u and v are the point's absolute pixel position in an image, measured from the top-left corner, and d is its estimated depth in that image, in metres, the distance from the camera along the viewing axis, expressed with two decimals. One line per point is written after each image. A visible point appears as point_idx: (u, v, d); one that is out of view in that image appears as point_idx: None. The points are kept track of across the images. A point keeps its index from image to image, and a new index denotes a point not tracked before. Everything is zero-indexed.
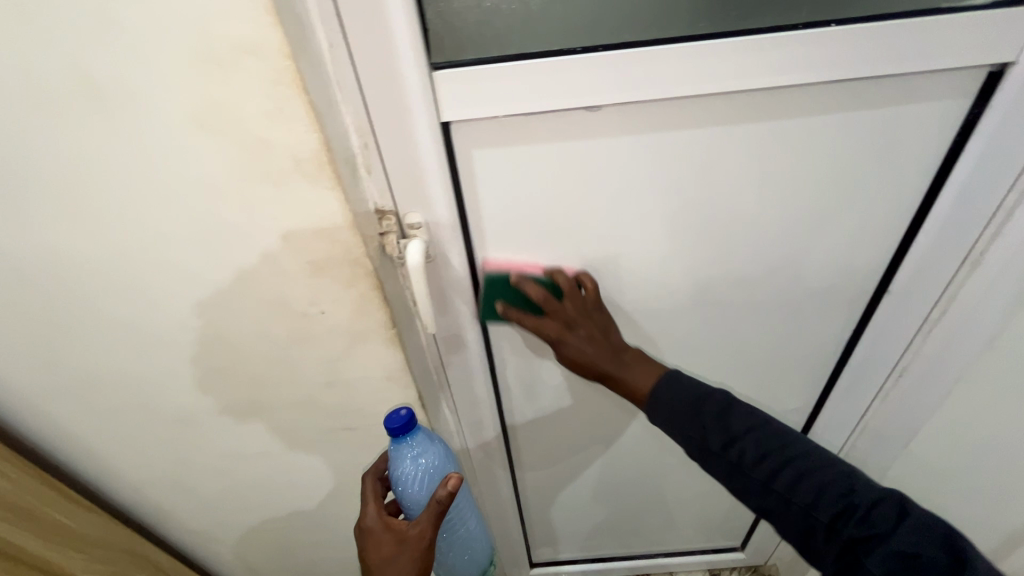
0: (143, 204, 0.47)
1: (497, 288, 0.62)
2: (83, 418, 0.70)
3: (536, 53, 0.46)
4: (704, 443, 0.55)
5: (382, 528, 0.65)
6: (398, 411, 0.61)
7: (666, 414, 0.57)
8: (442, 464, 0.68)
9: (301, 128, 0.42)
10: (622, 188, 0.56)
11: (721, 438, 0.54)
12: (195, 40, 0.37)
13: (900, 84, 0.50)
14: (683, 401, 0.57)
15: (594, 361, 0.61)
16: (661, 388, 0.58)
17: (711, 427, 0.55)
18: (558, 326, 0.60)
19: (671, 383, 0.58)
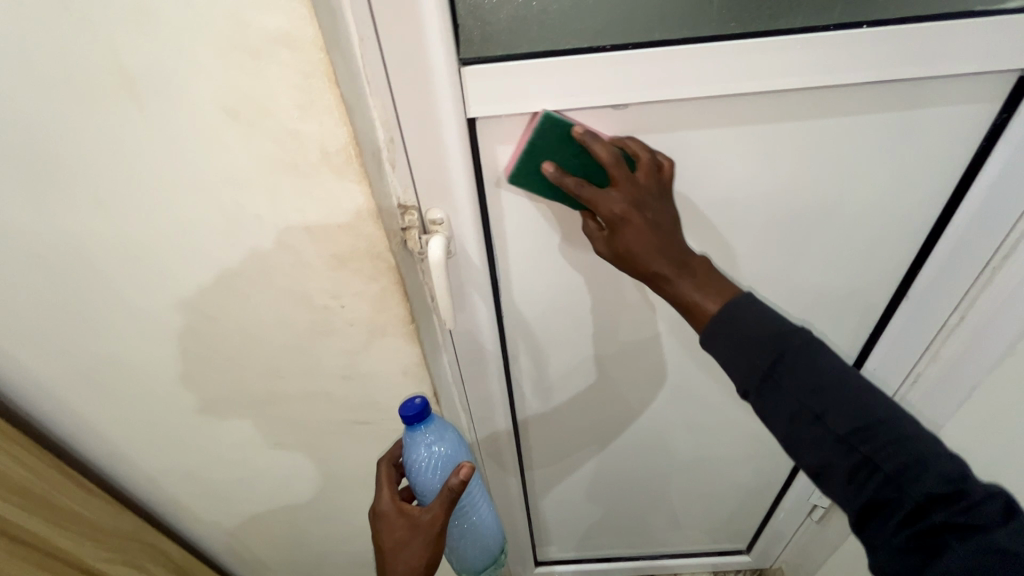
0: (170, 193, 0.47)
1: (550, 139, 0.49)
2: (101, 406, 0.70)
3: (564, 50, 0.46)
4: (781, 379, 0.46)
5: (395, 513, 0.65)
6: (414, 399, 0.61)
7: (732, 343, 0.47)
8: (456, 452, 0.68)
9: (330, 121, 0.42)
10: None
11: (809, 379, 0.45)
12: (231, 31, 0.37)
13: (927, 88, 0.50)
14: (757, 332, 0.47)
15: (653, 254, 0.49)
16: (729, 311, 0.48)
17: (794, 365, 0.46)
18: (626, 203, 0.48)
19: (742, 308, 0.48)
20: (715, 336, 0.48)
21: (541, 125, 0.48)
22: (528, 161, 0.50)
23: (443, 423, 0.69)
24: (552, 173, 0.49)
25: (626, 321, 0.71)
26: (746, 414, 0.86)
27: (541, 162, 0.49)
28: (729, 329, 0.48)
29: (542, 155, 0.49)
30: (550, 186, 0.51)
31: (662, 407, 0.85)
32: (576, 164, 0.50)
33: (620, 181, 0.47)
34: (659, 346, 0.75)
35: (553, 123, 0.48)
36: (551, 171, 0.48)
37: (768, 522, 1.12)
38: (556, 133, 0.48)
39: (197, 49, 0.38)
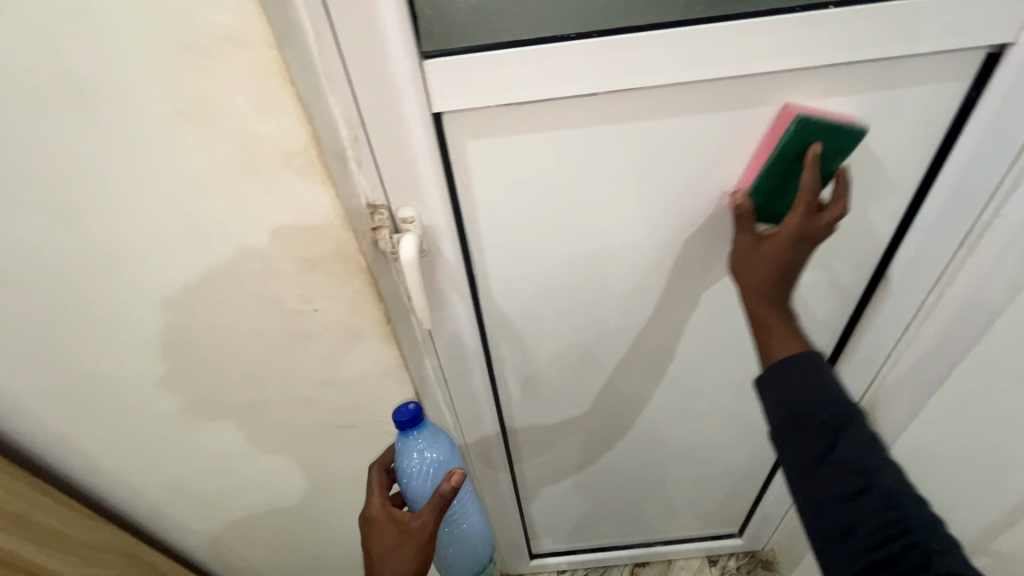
0: (127, 201, 0.45)
1: (842, 142, 0.50)
2: (75, 421, 0.68)
3: (528, 41, 0.45)
4: (835, 435, 0.49)
5: (384, 519, 0.64)
6: (407, 405, 0.61)
7: (795, 393, 0.52)
8: (447, 459, 0.68)
9: (288, 121, 0.40)
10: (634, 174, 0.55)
11: (863, 437, 0.48)
12: (177, 29, 0.36)
13: (898, 68, 0.50)
14: (820, 387, 0.51)
15: (766, 280, 0.56)
16: (805, 360, 0.53)
17: (851, 424, 0.49)
18: (811, 228, 0.52)
19: (817, 365, 0.52)
20: (778, 385, 0.53)
21: (854, 131, 0.49)
22: (811, 129, 0.50)
23: (435, 430, 0.69)
24: (813, 156, 0.50)
25: (608, 314, 0.70)
26: (732, 399, 0.86)
27: (814, 141, 0.50)
28: (799, 380, 0.52)
29: (820, 137, 0.50)
30: (785, 158, 0.52)
31: (649, 396, 0.85)
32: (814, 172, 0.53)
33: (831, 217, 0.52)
34: (642, 337, 0.74)
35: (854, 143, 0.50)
36: (813, 157, 0.50)
37: (759, 506, 1.13)
38: (849, 147, 0.50)
39: (142, 50, 0.37)
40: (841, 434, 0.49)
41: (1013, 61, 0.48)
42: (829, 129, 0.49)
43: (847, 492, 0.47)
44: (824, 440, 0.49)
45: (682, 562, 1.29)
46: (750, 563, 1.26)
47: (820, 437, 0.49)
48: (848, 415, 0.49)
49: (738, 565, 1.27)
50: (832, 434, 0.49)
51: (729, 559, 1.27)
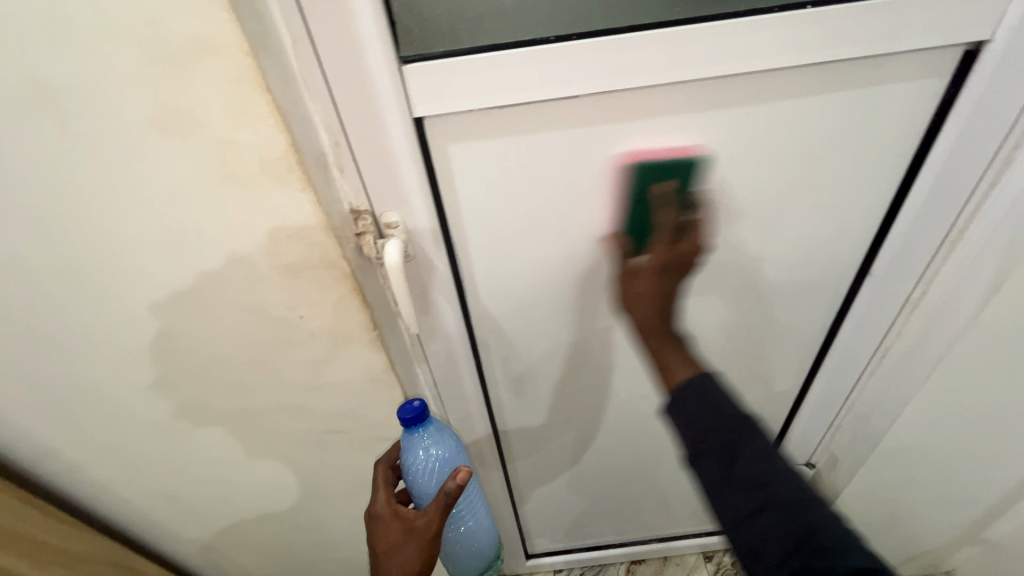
0: (105, 212, 0.45)
1: (682, 174, 0.53)
2: (61, 433, 0.68)
3: (507, 44, 0.45)
4: (731, 453, 0.48)
5: (390, 515, 0.64)
6: (411, 401, 0.61)
7: (690, 414, 0.50)
8: (453, 456, 0.68)
9: (266, 129, 0.40)
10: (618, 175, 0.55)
11: (758, 450, 0.47)
12: (149, 38, 0.35)
13: (876, 66, 0.50)
14: (716, 405, 0.50)
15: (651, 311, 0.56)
16: (694, 383, 0.51)
17: (745, 439, 0.48)
18: (682, 257, 0.55)
19: (706, 384, 0.51)
20: (676, 409, 0.51)
21: (689, 161, 0.52)
22: (654, 170, 0.52)
23: (441, 427, 0.69)
24: (663, 192, 0.53)
25: (595, 315, 0.70)
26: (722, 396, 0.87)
27: (659, 178, 0.53)
28: (693, 401, 0.50)
29: (665, 173, 0.53)
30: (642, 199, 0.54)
31: (639, 395, 0.85)
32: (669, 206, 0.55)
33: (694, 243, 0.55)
34: (630, 336, 0.75)
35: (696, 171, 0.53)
36: (663, 191, 0.52)
37: None
38: (690, 177, 0.53)
39: (115, 60, 0.36)
40: (737, 451, 0.47)
41: (990, 58, 0.48)
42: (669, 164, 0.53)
43: (750, 510, 0.46)
44: (722, 459, 0.48)
45: (678, 558, 1.29)
46: None
47: (718, 457, 0.48)
48: (747, 428, 0.48)
49: (733, 560, 1.27)
50: (730, 451, 0.48)
51: (725, 555, 1.28)
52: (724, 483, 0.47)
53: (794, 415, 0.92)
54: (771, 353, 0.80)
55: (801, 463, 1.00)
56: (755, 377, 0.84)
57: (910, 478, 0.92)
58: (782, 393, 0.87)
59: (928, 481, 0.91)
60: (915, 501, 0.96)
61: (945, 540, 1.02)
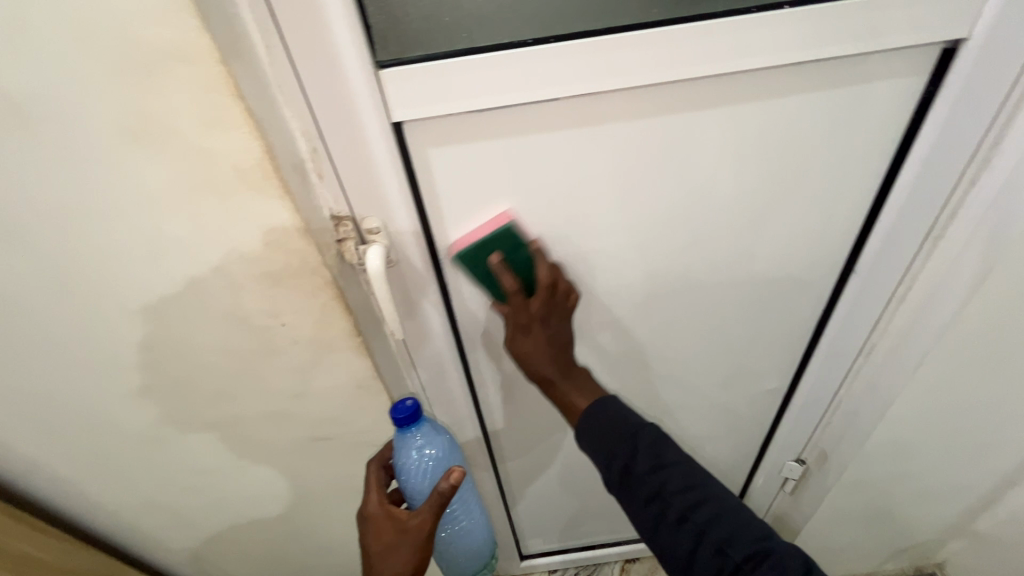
0: (78, 223, 0.44)
1: (502, 242, 0.56)
2: (42, 446, 0.67)
3: (485, 48, 0.44)
4: (627, 471, 0.56)
5: (382, 516, 0.63)
6: (404, 401, 0.60)
7: (593, 441, 0.59)
8: (445, 456, 0.68)
9: (240, 137, 0.40)
10: (600, 177, 0.55)
11: (648, 463, 0.55)
12: (118, 46, 0.35)
13: (856, 65, 0.50)
14: (617, 428, 0.58)
15: (544, 361, 0.62)
16: (594, 411, 0.60)
17: (637, 454, 0.56)
18: (537, 312, 0.58)
19: (605, 407, 0.60)
20: (583, 438, 0.60)
21: (501, 230, 0.55)
22: (474, 251, 0.55)
23: (433, 426, 0.69)
24: (497, 263, 0.56)
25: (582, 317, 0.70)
26: (711, 394, 0.87)
27: (489, 252, 0.56)
28: (593, 428, 0.59)
29: (490, 247, 0.56)
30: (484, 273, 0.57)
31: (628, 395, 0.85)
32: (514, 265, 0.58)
33: (543, 297, 0.58)
34: (618, 337, 0.75)
35: (512, 235, 0.56)
36: (496, 264, 0.55)
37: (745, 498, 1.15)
38: (516, 239, 0.57)
39: (83, 68, 0.36)
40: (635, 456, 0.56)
41: (968, 56, 0.48)
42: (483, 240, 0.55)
43: (653, 517, 0.54)
44: (621, 477, 0.56)
45: None
46: None
47: (619, 476, 0.56)
48: (643, 443, 0.56)
49: None
50: (626, 470, 0.56)
51: None
52: (629, 496, 0.56)
53: (783, 410, 0.92)
54: (760, 351, 0.80)
55: (792, 459, 1.00)
56: (743, 374, 0.84)
57: (899, 474, 0.93)
58: (771, 390, 0.88)
59: (916, 476, 0.92)
60: (905, 497, 0.96)
61: (933, 533, 1.03)
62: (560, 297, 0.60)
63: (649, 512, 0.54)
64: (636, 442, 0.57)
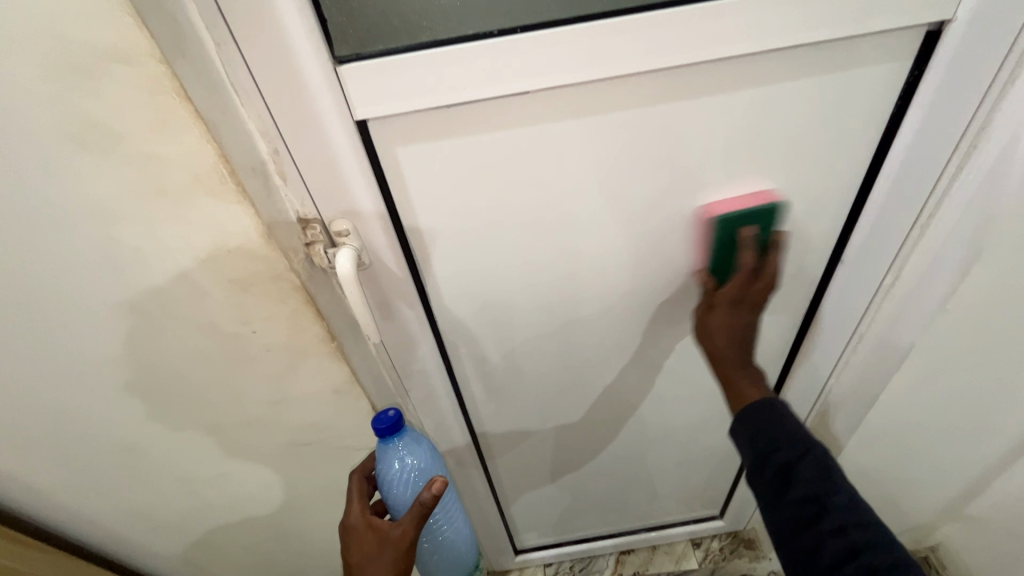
0: (30, 235, 0.42)
1: (764, 219, 0.58)
2: (18, 459, 0.65)
3: (449, 40, 0.43)
4: (788, 469, 0.53)
5: (364, 527, 0.63)
6: (386, 411, 0.60)
7: (753, 431, 0.57)
8: (429, 466, 0.67)
9: (191, 141, 0.38)
10: (583, 171, 0.54)
11: (814, 469, 0.52)
12: (53, 49, 0.33)
13: (841, 49, 0.48)
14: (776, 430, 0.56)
15: (727, 340, 0.62)
16: (765, 407, 0.58)
17: (804, 460, 0.53)
18: (755, 298, 0.61)
19: (774, 408, 0.58)
20: (740, 428, 0.59)
21: (772, 207, 0.57)
22: (734, 219, 0.58)
23: (417, 436, 0.69)
24: (748, 238, 0.59)
25: (566, 314, 0.69)
26: (702, 386, 0.86)
27: (744, 223, 0.59)
28: (755, 420, 0.58)
29: (746, 221, 0.58)
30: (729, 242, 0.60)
31: (618, 390, 0.84)
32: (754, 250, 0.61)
33: (766, 284, 0.60)
34: (606, 332, 0.74)
35: (774, 215, 0.58)
36: (748, 237, 0.58)
37: (738, 487, 1.15)
38: (771, 221, 0.59)
39: (16, 73, 0.34)
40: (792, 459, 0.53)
41: (952, 38, 0.47)
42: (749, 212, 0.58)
43: (798, 524, 0.51)
44: (777, 474, 0.54)
45: (667, 546, 1.30)
46: (732, 543, 1.28)
47: (775, 473, 0.54)
48: (796, 451, 0.53)
49: (721, 545, 1.28)
50: (787, 467, 0.53)
51: (713, 540, 1.29)
52: (778, 497, 0.53)
53: None
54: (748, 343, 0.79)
55: None
56: None
57: (890, 460, 0.92)
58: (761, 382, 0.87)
59: (908, 462, 0.91)
60: (897, 482, 0.96)
61: (926, 518, 1.03)
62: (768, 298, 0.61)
63: (801, 517, 0.51)
64: (803, 447, 0.54)
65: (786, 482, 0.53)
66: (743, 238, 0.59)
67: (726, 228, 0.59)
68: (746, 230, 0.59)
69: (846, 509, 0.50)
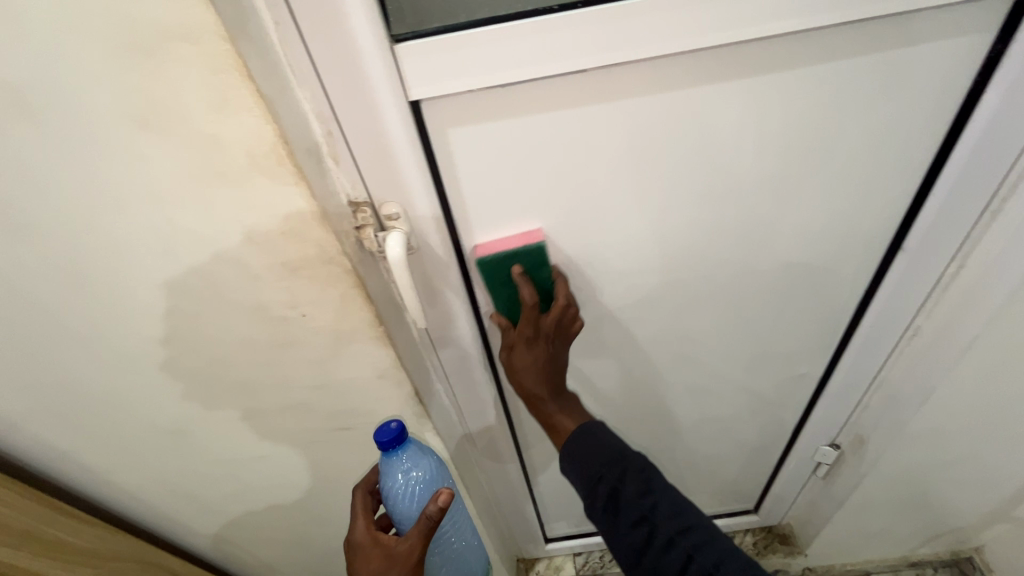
0: (93, 216, 0.43)
1: (531, 257, 0.57)
2: (74, 435, 0.68)
3: (507, 17, 0.42)
4: (616, 491, 0.60)
5: (370, 543, 0.64)
6: (387, 424, 0.61)
7: (578, 464, 0.63)
8: (433, 479, 0.69)
9: (250, 121, 0.37)
10: (634, 152, 0.52)
11: (637, 486, 0.60)
12: (117, 28, 0.33)
13: (910, 22, 0.46)
14: (604, 451, 0.63)
15: (534, 380, 0.64)
16: (583, 433, 0.65)
17: (627, 479, 0.61)
18: (549, 331, 0.62)
19: (592, 432, 0.65)
20: (570, 464, 0.65)
21: (534, 248, 0.56)
22: (504, 256, 0.56)
23: (421, 448, 0.71)
24: (519, 276, 0.57)
25: (606, 302, 0.68)
26: (741, 377, 0.85)
27: (513, 261, 0.57)
28: (579, 453, 0.64)
29: (513, 260, 0.57)
30: (501, 280, 0.59)
31: (654, 378, 0.83)
32: (538, 282, 0.60)
33: (558, 316, 0.61)
34: (646, 319, 0.72)
35: (542, 254, 0.57)
36: (517, 275, 0.57)
37: (775, 481, 1.13)
38: (545, 252, 0.58)
39: (85, 52, 0.34)
40: (620, 480, 0.61)
41: None
42: (511, 252, 0.57)
43: (640, 542, 0.58)
44: (609, 500, 0.60)
45: None
46: (767, 537, 1.26)
47: (606, 499, 0.60)
48: (636, 475, 0.61)
49: (755, 539, 1.26)
50: (614, 489, 0.60)
51: (746, 534, 1.27)
52: (615, 524, 0.60)
53: (819, 394, 0.89)
54: (790, 334, 0.77)
55: (825, 444, 0.98)
56: (776, 356, 0.81)
57: (937, 466, 0.88)
58: (803, 373, 0.85)
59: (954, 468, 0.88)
60: (942, 487, 0.92)
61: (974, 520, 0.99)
62: (572, 317, 0.63)
63: (637, 538, 0.58)
64: (621, 465, 0.62)
65: (616, 505, 0.60)
66: (519, 279, 0.57)
67: (493, 270, 0.57)
68: (518, 267, 0.57)
69: (673, 521, 0.58)
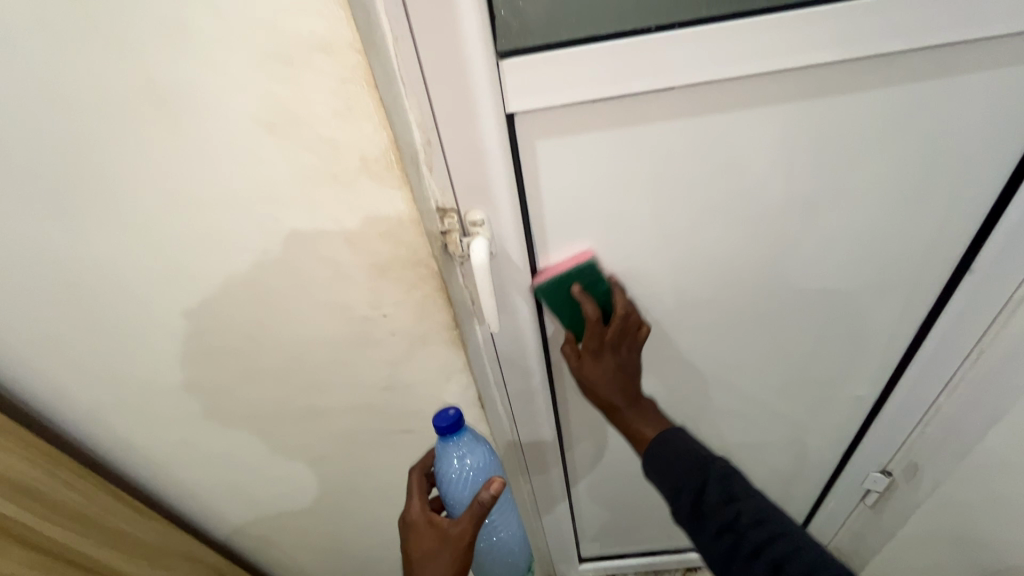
0: (206, 213, 0.46)
1: (588, 276, 0.60)
2: (145, 427, 0.70)
3: (605, 35, 0.45)
4: (700, 499, 0.60)
5: (424, 523, 0.64)
6: (446, 410, 0.61)
7: (661, 471, 0.64)
8: (486, 467, 0.68)
9: (369, 127, 0.40)
10: (708, 166, 0.54)
11: (720, 492, 0.60)
12: (263, 41, 0.36)
13: (988, 50, 0.47)
14: (687, 457, 0.64)
15: (607, 390, 0.66)
16: (661, 440, 0.66)
17: (710, 484, 0.61)
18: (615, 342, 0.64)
19: (674, 438, 0.66)
20: (653, 469, 0.66)
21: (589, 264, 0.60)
22: (563, 278, 0.60)
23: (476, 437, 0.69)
24: (578, 294, 0.60)
25: (664, 314, 0.70)
26: (792, 397, 0.84)
27: (573, 281, 0.60)
28: (663, 458, 0.65)
29: (571, 279, 0.60)
30: (565, 304, 0.61)
31: (705, 396, 0.83)
32: (599, 296, 0.62)
33: (621, 324, 0.62)
34: (702, 336, 0.73)
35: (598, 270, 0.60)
36: (577, 294, 0.60)
37: (820, 507, 1.10)
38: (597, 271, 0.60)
39: (230, 63, 0.37)
40: (706, 484, 0.61)
41: None
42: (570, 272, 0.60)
43: (726, 552, 0.57)
44: (693, 507, 0.60)
45: None
46: None
47: (690, 507, 0.60)
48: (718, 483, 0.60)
49: None
50: (699, 496, 0.60)
51: None
52: (700, 532, 0.60)
53: (873, 417, 0.88)
54: (847, 356, 0.77)
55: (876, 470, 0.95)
56: (830, 377, 0.80)
57: None
58: (857, 397, 0.84)
59: None
60: None
61: None
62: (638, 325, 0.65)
63: (720, 547, 0.57)
64: (705, 472, 0.62)
65: (699, 512, 0.60)
66: (579, 296, 0.60)
67: (556, 292, 0.60)
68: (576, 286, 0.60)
69: (757, 527, 0.56)
